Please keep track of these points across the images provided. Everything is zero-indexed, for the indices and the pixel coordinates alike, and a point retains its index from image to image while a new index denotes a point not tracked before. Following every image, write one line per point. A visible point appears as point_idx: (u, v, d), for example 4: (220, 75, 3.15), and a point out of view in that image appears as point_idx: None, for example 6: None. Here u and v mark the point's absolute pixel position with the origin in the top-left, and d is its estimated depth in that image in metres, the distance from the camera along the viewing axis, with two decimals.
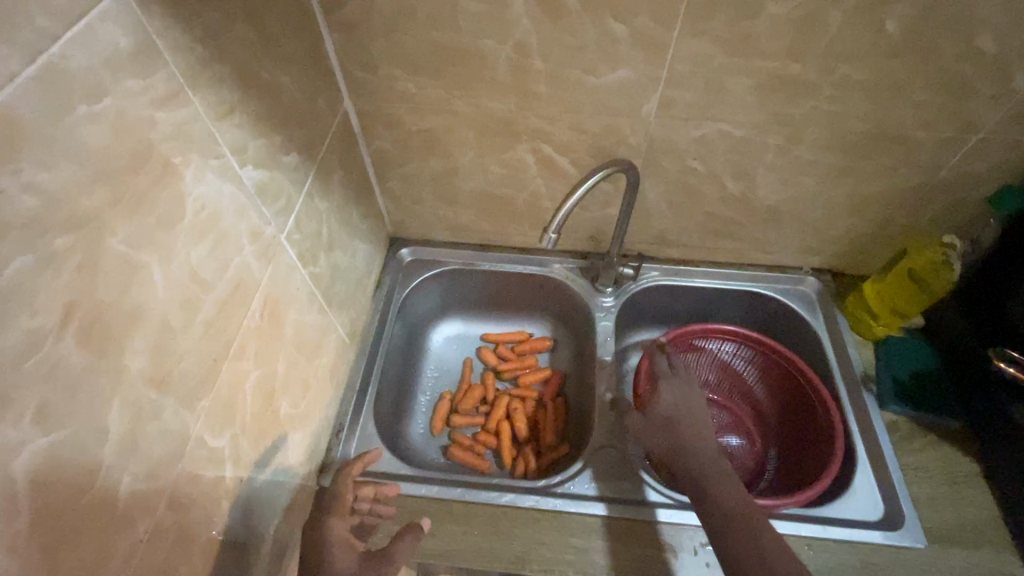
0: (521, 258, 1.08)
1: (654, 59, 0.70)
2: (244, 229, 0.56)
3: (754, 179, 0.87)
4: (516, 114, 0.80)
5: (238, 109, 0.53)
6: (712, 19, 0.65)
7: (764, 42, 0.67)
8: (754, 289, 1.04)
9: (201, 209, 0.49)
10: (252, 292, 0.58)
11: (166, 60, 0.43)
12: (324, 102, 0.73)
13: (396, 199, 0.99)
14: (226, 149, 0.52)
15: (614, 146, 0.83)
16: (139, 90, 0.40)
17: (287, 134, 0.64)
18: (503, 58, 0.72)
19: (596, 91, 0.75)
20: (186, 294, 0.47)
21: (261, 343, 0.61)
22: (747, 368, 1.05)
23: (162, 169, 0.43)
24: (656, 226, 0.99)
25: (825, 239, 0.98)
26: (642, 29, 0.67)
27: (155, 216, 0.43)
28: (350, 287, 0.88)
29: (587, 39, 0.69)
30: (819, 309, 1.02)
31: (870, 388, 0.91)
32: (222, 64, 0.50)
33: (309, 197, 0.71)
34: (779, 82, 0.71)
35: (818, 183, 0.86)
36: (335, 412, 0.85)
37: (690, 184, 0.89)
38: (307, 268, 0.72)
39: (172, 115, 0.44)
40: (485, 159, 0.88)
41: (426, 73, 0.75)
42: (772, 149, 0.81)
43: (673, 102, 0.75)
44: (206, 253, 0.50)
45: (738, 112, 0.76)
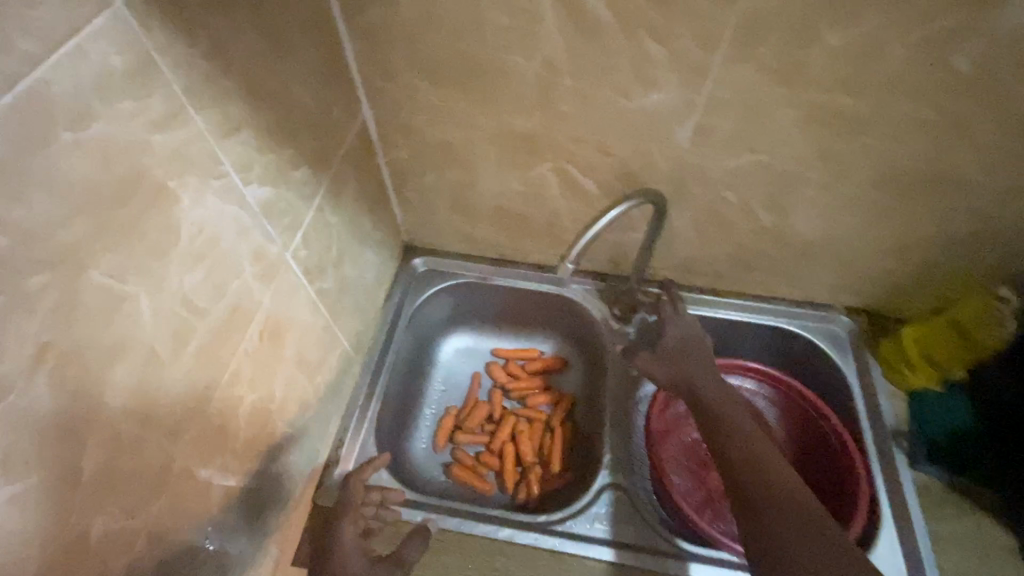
0: (537, 276, 1.03)
1: (692, 85, 0.65)
2: (245, 250, 0.53)
3: (791, 214, 0.81)
4: (541, 133, 0.75)
5: (245, 124, 0.51)
6: (759, 47, 0.60)
7: (815, 74, 0.61)
8: (782, 325, 0.98)
9: (199, 233, 0.46)
10: (252, 315, 0.56)
11: (165, 79, 0.40)
12: (340, 111, 0.70)
13: (412, 209, 0.96)
14: (230, 168, 0.49)
15: (641, 171, 0.78)
16: (134, 113, 0.38)
17: (298, 147, 0.61)
18: (530, 75, 0.68)
19: (627, 114, 0.70)
20: (178, 323, 0.45)
21: (258, 365, 0.59)
22: (768, 408, 0.99)
23: (156, 195, 0.41)
24: (681, 254, 0.94)
25: (863, 278, 0.91)
26: (681, 53, 0.62)
27: (146, 245, 0.40)
28: (359, 299, 0.86)
29: (621, 60, 0.64)
30: (852, 352, 0.95)
31: (900, 445, 0.85)
32: (230, 79, 0.47)
33: (319, 211, 0.68)
34: (828, 116, 0.66)
35: (861, 222, 0.80)
36: (335, 428, 0.83)
37: (721, 214, 0.84)
38: (313, 284, 0.69)
39: (169, 136, 0.41)
40: (506, 175, 0.84)
41: (448, 86, 0.71)
42: (813, 184, 0.75)
43: (710, 130, 0.70)
44: (203, 279, 0.47)
45: (780, 144, 0.70)
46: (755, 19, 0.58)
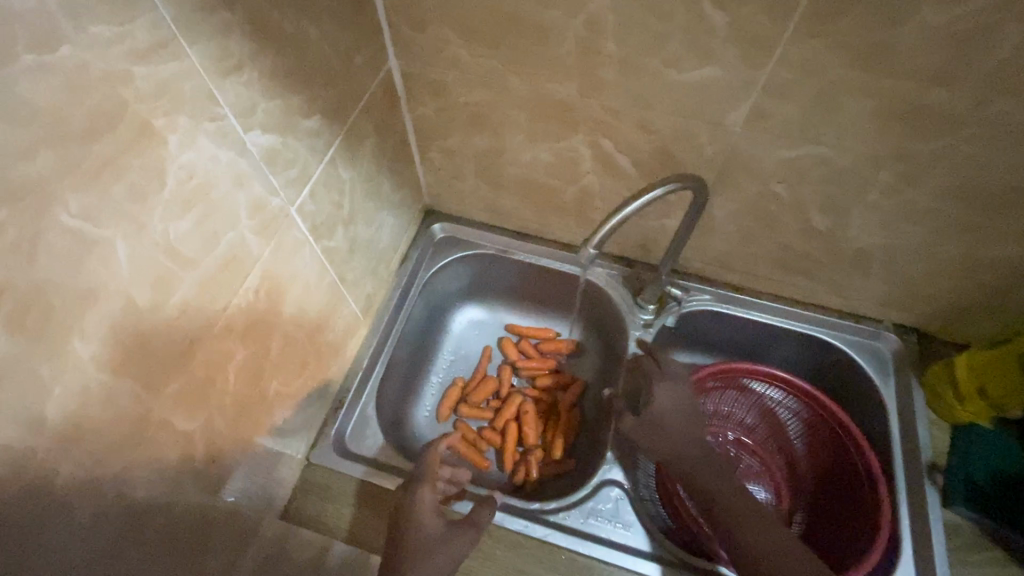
0: (561, 255, 0.98)
1: (753, 59, 0.57)
2: (243, 200, 0.50)
3: (848, 217, 0.72)
4: (578, 102, 0.69)
5: (249, 64, 0.47)
6: (838, 20, 0.51)
7: (902, 56, 0.52)
8: (820, 336, 0.89)
9: (189, 178, 0.43)
10: (247, 269, 0.53)
11: (152, 3, 0.36)
12: (363, 60, 0.65)
13: (436, 171, 0.91)
14: (228, 110, 0.46)
15: (683, 153, 0.71)
16: (113, 39, 0.34)
17: (312, 95, 0.57)
18: (570, 35, 0.61)
19: (675, 88, 0.63)
20: (160, 271, 0.43)
21: (252, 322, 0.57)
22: (791, 420, 0.93)
23: (137, 132, 0.38)
24: (718, 248, 0.86)
25: (920, 296, 0.82)
26: (745, 20, 0.54)
27: (125, 185, 0.38)
28: (372, 261, 0.83)
29: (674, 24, 0.56)
30: (893, 374, 0.86)
31: (935, 481, 0.77)
32: (232, 10, 0.43)
33: (331, 166, 0.65)
34: (911, 109, 0.57)
35: (930, 234, 0.71)
36: (336, 389, 0.82)
37: (767, 210, 0.76)
38: (320, 242, 0.67)
39: (155, 68, 0.38)
40: (534, 145, 0.78)
41: (480, 40, 0.65)
42: (879, 187, 0.66)
43: (767, 114, 0.62)
44: (191, 228, 0.45)
45: (848, 137, 0.62)
46: None
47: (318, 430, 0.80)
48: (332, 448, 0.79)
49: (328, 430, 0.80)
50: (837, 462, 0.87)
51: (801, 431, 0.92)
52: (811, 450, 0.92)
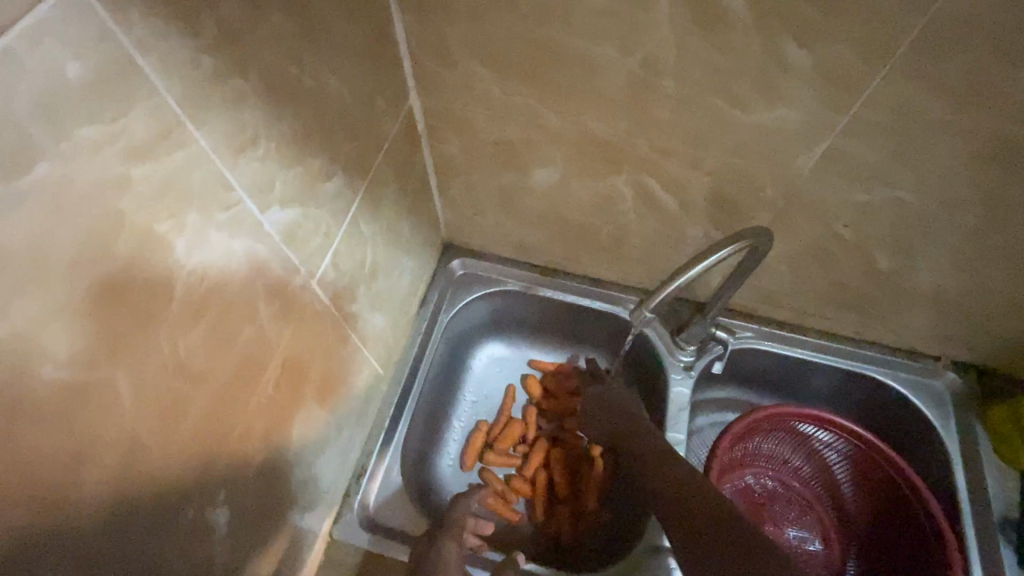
0: (591, 291, 0.91)
1: (836, 100, 0.50)
2: (260, 289, 0.43)
3: (918, 259, 0.66)
4: (624, 142, 0.61)
5: (264, 134, 0.39)
6: (945, 60, 0.44)
7: (1016, 101, 0.46)
8: (874, 375, 0.84)
9: (201, 282, 0.36)
10: (267, 362, 0.46)
11: (150, 87, 0.29)
12: (384, 102, 0.57)
13: (456, 208, 0.83)
14: (244, 193, 0.38)
15: (741, 195, 0.64)
16: (104, 140, 0.27)
17: (332, 153, 0.49)
18: (623, 73, 0.54)
19: (740, 129, 0.56)
20: (171, 397, 0.36)
21: (273, 416, 0.50)
22: (840, 464, 0.87)
23: (138, 246, 0.30)
24: (766, 286, 0.80)
25: (985, 335, 0.76)
26: (833, 59, 0.47)
27: (124, 313, 0.30)
28: (393, 313, 0.76)
29: (748, 63, 0.49)
30: (954, 416, 0.80)
31: (1009, 538, 0.73)
32: (246, 75, 0.36)
33: (353, 225, 0.57)
34: (1017, 155, 0.50)
35: (1009, 277, 0.65)
36: (357, 454, 0.75)
37: (827, 251, 0.69)
38: (341, 308, 0.59)
39: (157, 166, 0.30)
40: (571, 184, 0.71)
41: (518, 77, 0.57)
42: (961, 231, 0.60)
43: (844, 156, 0.55)
44: (205, 337, 0.37)
45: (935, 181, 0.55)
46: (953, 23, 0.42)
47: (340, 502, 0.73)
48: (357, 522, 0.72)
49: (351, 501, 0.73)
50: (894, 511, 0.82)
51: (850, 475, 0.87)
52: (861, 493, 0.86)
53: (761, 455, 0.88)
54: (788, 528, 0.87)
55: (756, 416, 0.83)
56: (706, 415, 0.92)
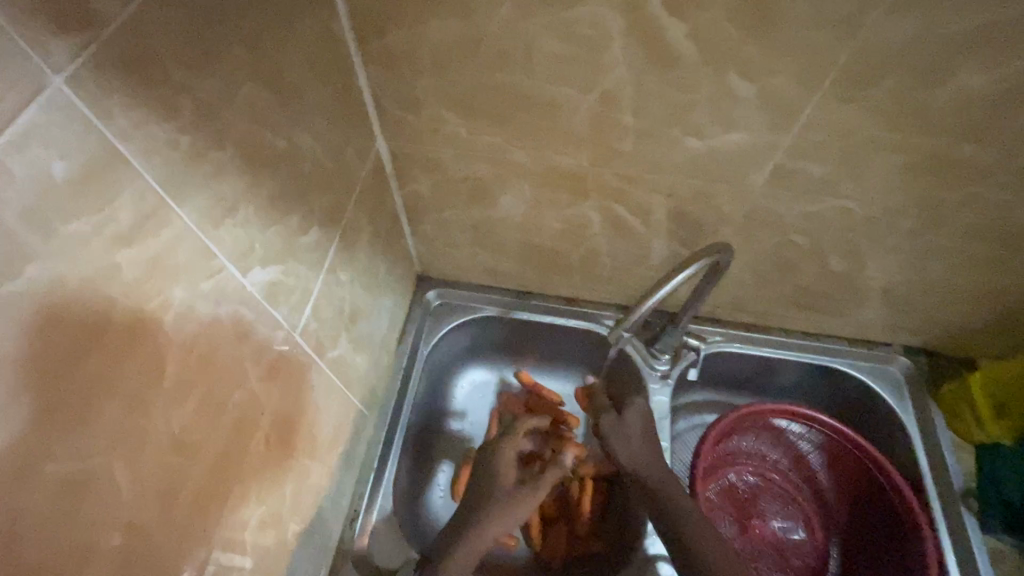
0: (567, 309, 0.93)
1: (780, 126, 0.54)
2: (247, 352, 0.43)
3: (865, 259, 0.71)
4: (589, 172, 0.64)
5: (243, 201, 0.39)
6: (873, 86, 0.49)
7: (937, 120, 0.51)
8: (835, 366, 0.89)
9: (190, 355, 0.36)
10: (257, 423, 0.46)
11: (135, 173, 0.29)
12: (354, 151, 0.58)
13: (429, 242, 0.84)
14: (227, 261, 0.38)
15: (701, 213, 0.67)
16: (91, 231, 0.27)
17: (307, 208, 0.49)
18: (584, 110, 0.56)
19: (696, 155, 0.59)
20: (167, 476, 0.35)
21: (266, 476, 0.49)
22: (814, 453, 0.91)
23: (128, 331, 0.30)
24: (731, 293, 0.84)
25: (932, 322, 0.83)
26: (774, 90, 0.51)
27: (117, 400, 0.30)
28: (374, 353, 0.76)
29: (699, 96, 0.52)
30: (910, 397, 0.86)
31: (971, 508, 0.78)
32: (224, 148, 0.36)
33: (331, 274, 0.57)
34: (941, 164, 0.55)
35: (947, 269, 0.71)
36: (348, 498, 0.74)
37: (785, 257, 0.74)
38: (325, 357, 0.59)
39: (143, 249, 0.30)
40: (540, 213, 0.73)
41: (484, 119, 0.59)
42: (900, 233, 0.66)
43: (792, 173, 0.60)
44: (197, 409, 0.37)
45: (874, 191, 0.60)
46: (876, 56, 0.47)
47: (335, 550, 0.72)
48: (353, 568, 0.71)
49: (346, 548, 0.72)
50: (867, 493, 0.87)
51: (825, 463, 0.91)
52: (836, 479, 0.91)
53: (741, 452, 0.92)
54: (774, 521, 0.90)
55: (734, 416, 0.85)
56: (685, 419, 0.95)
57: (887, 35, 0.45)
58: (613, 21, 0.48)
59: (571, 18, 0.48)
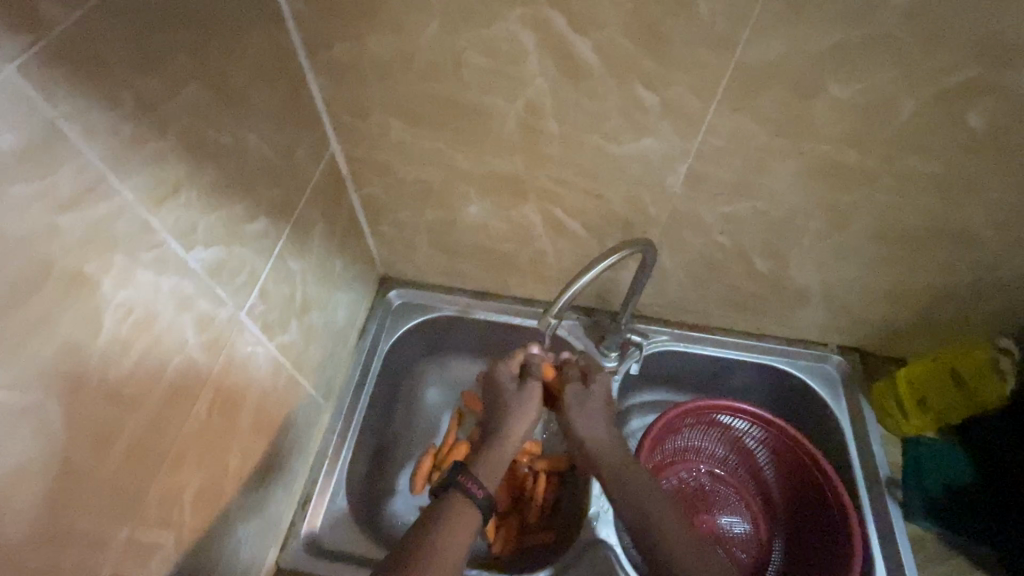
0: (521, 310, 0.97)
1: (685, 132, 0.60)
2: (189, 322, 0.47)
3: (786, 259, 0.77)
4: (525, 175, 0.70)
5: (186, 185, 0.45)
6: (758, 97, 0.55)
7: (819, 126, 0.57)
8: (775, 365, 0.93)
9: (129, 315, 0.40)
10: (198, 390, 0.50)
11: (76, 150, 0.35)
12: (304, 152, 0.64)
13: (388, 243, 0.90)
14: (167, 236, 0.44)
15: (631, 214, 0.73)
16: (34, 196, 0.32)
17: (254, 199, 0.55)
18: (512, 117, 0.62)
19: (617, 159, 0.65)
20: (102, 421, 0.39)
21: (207, 443, 0.53)
22: (758, 449, 0.95)
23: (66, 285, 0.35)
24: (672, 293, 0.89)
25: (859, 321, 0.88)
26: (675, 100, 0.57)
27: (54, 344, 0.35)
28: (329, 344, 0.80)
29: (610, 105, 0.59)
30: (844, 394, 0.90)
31: (896, 496, 0.80)
32: (166, 136, 0.42)
33: (279, 262, 0.62)
34: (832, 167, 0.61)
35: (861, 269, 0.76)
36: (302, 482, 0.78)
37: (713, 257, 0.79)
38: (273, 339, 0.64)
39: (83, 216, 0.36)
40: (485, 214, 0.79)
41: (424, 124, 0.65)
42: (810, 233, 0.71)
43: (705, 176, 0.66)
44: (134, 365, 0.42)
45: (779, 193, 0.66)
46: (755, 70, 0.53)
47: (286, 531, 0.75)
48: (302, 548, 0.74)
49: (297, 530, 0.75)
50: (806, 487, 0.90)
51: (768, 459, 0.94)
52: (781, 475, 0.94)
53: (689, 447, 0.96)
54: (721, 516, 0.93)
55: (676, 412, 0.89)
56: (638, 418, 0.99)
57: (761, 52, 0.52)
58: (527, 37, 0.54)
59: (490, 35, 0.54)
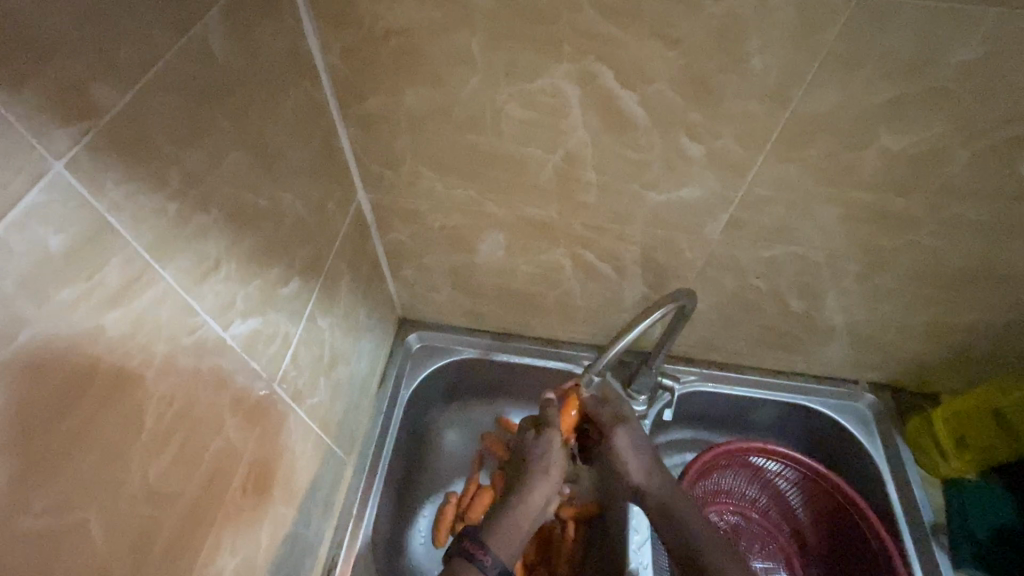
0: (545, 352, 0.92)
1: (729, 180, 0.59)
2: (226, 402, 0.44)
3: (823, 302, 0.75)
4: (558, 222, 0.68)
5: (225, 258, 0.42)
6: (808, 148, 0.54)
7: (867, 175, 0.56)
8: (807, 404, 0.90)
9: (169, 407, 0.37)
10: (234, 470, 0.47)
11: (125, 241, 0.32)
12: (334, 205, 0.61)
13: (409, 287, 0.86)
14: (207, 316, 0.41)
15: (666, 259, 0.71)
16: (81, 296, 0.30)
17: (288, 260, 0.52)
18: (549, 167, 0.61)
19: (656, 206, 0.64)
20: (142, 525, 0.36)
21: (240, 525, 0.49)
22: (790, 490, 0.90)
23: (111, 386, 0.32)
24: (701, 333, 0.87)
25: (893, 360, 0.85)
26: (720, 150, 0.56)
27: (95, 451, 0.32)
28: (352, 396, 0.77)
29: (653, 155, 0.57)
30: (877, 433, 0.88)
31: (941, 542, 0.78)
32: (208, 212, 0.39)
33: (309, 322, 0.59)
34: (877, 213, 0.60)
35: (899, 311, 0.75)
36: (326, 545, 0.73)
37: (747, 300, 0.77)
38: (303, 403, 0.60)
39: (128, 309, 0.33)
40: (513, 260, 0.76)
41: (457, 175, 0.64)
42: (850, 276, 0.70)
43: (746, 222, 0.64)
44: (174, 460, 0.39)
45: (822, 238, 0.64)
46: (806, 123, 0.52)
47: None
48: None
49: None
50: (842, 530, 0.86)
51: (801, 500, 0.90)
52: (816, 516, 0.89)
53: (721, 490, 0.91)
54: (756, 561, 0.88)
55: (710, 455, 0.84)
56: (666, 459, 0.95)
57: (814, 104, 0.50)
58: (571, 91, 0.53)
59: (533, 89, 0.53)
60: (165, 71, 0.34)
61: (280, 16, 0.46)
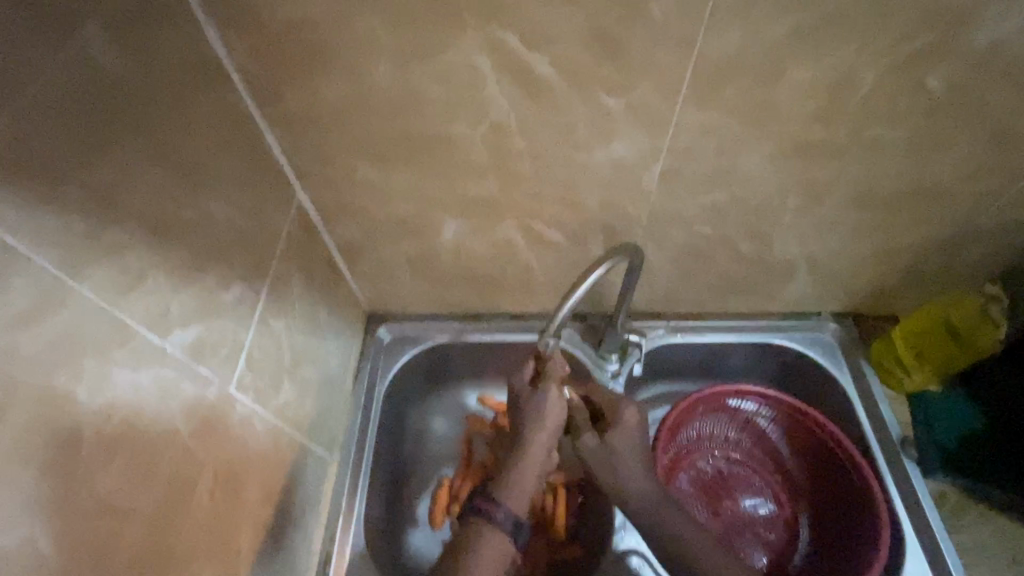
0: (513, 326, 0.92)
1: (654, 131, 0.60)
2: (176, 410, 0.45)
3: (771, 240, 0.76)
4: (500, 196, 0.68)
5: (152, 269, 0.43)
6: (722, 89, 0.55)
7: (785, 108, 0.57)
8: (775, 341, 0.91)
9: (110, 421, 0.38)
10: (198, 475, 0.48)
11: (27, 260, 0.33)
12: (270, 208, 0.61)
13: (370, 282, 0.87)
14: (139, 328, 0.41)
15: (612, 219, 0.72)
16: None
17: (226, 267, 0.52)
18: (478, 140, 0.61)
19: (591, 167, 0.64)
20: (99, 537, 0.37)
21: (213, 530, 0.50)
22: (770, 426, 0.91)
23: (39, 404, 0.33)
24: (663, 287, 0.88)
25: (850, 288, 0.87)
26: (638, 103, 0.56)
27: (34, 466, 0.33)
28: (324, 394, 0.78)
29: (576, 116, 0.58)
30: (844, 360, 0.89)
31: (910, 454, 0.80)
32: (123, 225, 0.40)
33: (260, 326, 0.59)
34: (802, 145, 0.61)
35: (845, 239, 0.76)
36: (319, 542, 0.73)
37: (699, 248, 0.79)
38: (267, 405, 0.61)
39: (44, 328, 0.34)
40: (465, 240, 0.76)
41: (389, 160, 0.64)
42: (791, 211, 0.71)
43: (679, 171, 0.65)
44: (124, 472, 0.39)
45: (756, 177, 0.66)
46: (716, 64, 0.53)
47: None
48: None
49: None
50: (823, 458, 0.86)
51: (781, 435, 0.90)
52: (798, 447, 0.90)
53: (704, 437, 0.91)
54: (744, 499, 0.89)
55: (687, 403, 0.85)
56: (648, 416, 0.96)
57: (718, 44, 0.51)
58: (482, 61, 0.53)
59: (446, 64, 0.53)
60: (44, 90, 0.34)
61: (174, 23, 0.46)
